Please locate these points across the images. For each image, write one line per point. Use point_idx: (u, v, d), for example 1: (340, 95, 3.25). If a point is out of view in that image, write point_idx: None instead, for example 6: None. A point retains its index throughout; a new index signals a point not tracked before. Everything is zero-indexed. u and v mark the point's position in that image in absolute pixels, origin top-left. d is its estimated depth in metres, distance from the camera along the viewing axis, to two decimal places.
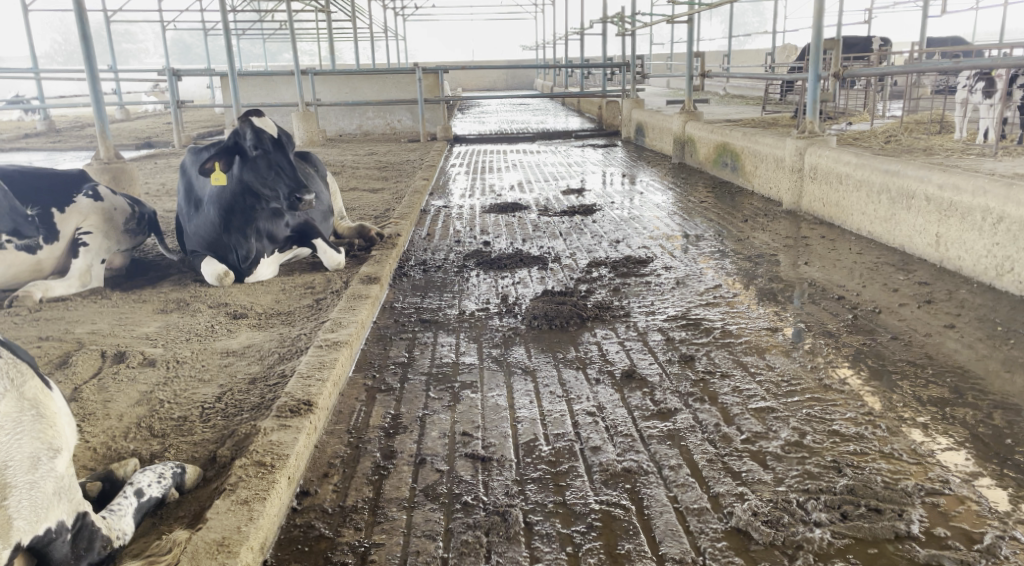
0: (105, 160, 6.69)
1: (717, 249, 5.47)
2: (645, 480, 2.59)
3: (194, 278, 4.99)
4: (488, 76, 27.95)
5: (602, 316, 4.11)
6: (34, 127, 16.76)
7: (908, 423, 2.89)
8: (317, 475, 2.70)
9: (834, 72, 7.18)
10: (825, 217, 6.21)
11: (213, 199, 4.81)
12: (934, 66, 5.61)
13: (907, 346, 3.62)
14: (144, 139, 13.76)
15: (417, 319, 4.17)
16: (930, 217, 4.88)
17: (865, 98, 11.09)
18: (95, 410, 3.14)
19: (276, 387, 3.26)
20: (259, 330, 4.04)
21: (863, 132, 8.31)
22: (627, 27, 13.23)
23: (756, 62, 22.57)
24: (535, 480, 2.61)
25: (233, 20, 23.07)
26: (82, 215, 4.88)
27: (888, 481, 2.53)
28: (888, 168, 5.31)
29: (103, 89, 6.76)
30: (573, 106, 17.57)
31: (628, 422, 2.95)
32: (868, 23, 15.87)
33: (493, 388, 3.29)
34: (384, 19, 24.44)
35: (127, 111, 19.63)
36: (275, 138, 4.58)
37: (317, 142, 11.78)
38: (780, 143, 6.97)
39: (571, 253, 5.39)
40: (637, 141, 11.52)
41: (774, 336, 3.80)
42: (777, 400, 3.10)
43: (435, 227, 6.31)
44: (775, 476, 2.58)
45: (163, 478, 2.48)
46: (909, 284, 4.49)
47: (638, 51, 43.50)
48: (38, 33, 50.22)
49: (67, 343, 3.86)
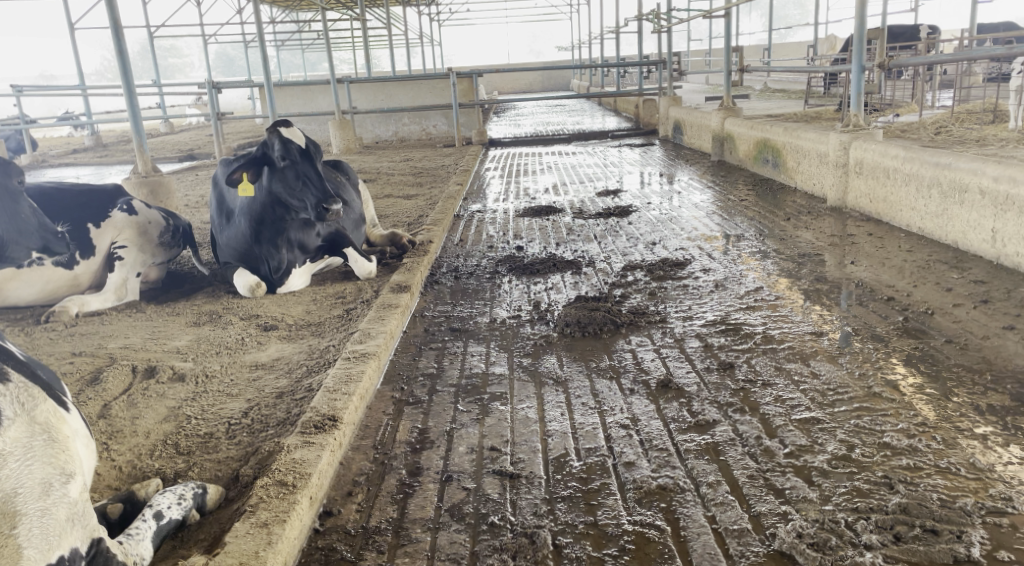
0: (143, 173, 6.74)
1: (758, 249, 5.29)
2: (682, 499, 2.46)
3: (228, 290, 4.97)
4: (525, 78, 28.00)
5: (637, 321, 3.98)
6: (82, 143, 17.15)
7: (966, 435, 2.71)
8: (341, 494, 2.61)
9: (878, 62, 6.88)
10: (871, 214, 5.98)
11: (243, 211, 4.78)
12: (984, 53, 5.35)
13: (963, 350, 3.42)
14: (186, 151, 13.93)
15: (447, 328, 4.08)
16: (985, 212, 4.64)
17: (913, 88, 10.73)
18: (123, 428, 3.10)
19: (302, 401, 3.19)
20: (289, 342, 3.99)
21: (911, 123, 8.00)
22: (663, 23, 13.00)
23: (798, 54, 22.12)
24: (565, 499, 2.50)
25: (272, 32, 23.39)
26: (117, 229, 4.90)
27: (945, 500, 2.36)
28: (939, 161, 5.08)
29: (140, 103, 6.79)
30: (610, 106, 17.38)
31: (663, 436, 2.82)
32: (915, 10, 15.36)
33: (523, 400, 3.18)
34: (419, 25, 24.54)
35: (172, 126, 20.03)
36: (303, 148, 4.52)
37: (354, 150, 11.80)
38: (822, 137, 6.74)
39: (606, 256, 5.26)
40: (675, 140, 11.33)
41: (819, 341, 3.62)
42: (823, 410, 2.93)
43: (468, 232, 6.23)
44: (821, 493, 2.43)
45: (183, 500, 2.43)
46: (963, 283, 4.27)
47: (677, 47, 43.07)
48: (85, 51, 51.55)
49: (99, 359, 3.85)
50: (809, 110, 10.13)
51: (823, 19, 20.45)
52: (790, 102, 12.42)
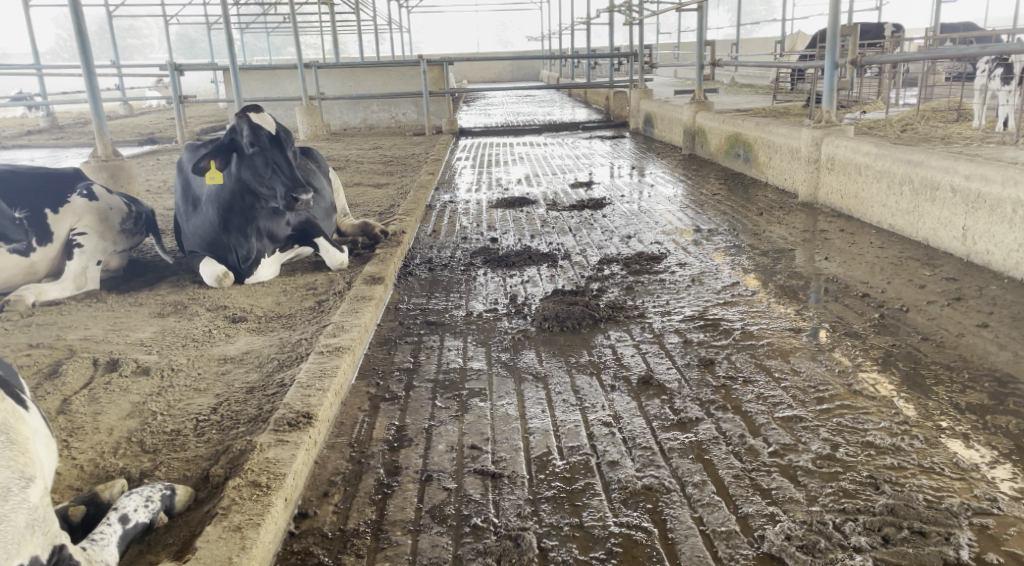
0: (103, 157, 6.52)
1: (732, 244, 5.28)
2: (668, 499, 2.42)
3: (193, 279, 4.82)
4: (494, 67, 27.97)
5: (615, 316, 3.94)
6: (37, 124, 16.63)
7: (948, 434, 2.70)
8: (317, 495, 2.53)
9: (850, 58, 6.89)
10: (842, 210, 6.01)
11: (212, 198, 4.64)
12: (954, 52, 5.39)
13: (939, 348, 3.43)
14: (146, 135, 13.57)
15: (422, 321, 4.00)
16: (956, 209, 4.68)
17: (878, 86, 10.84)
18: (84, 424, 2.97)
19: (274, 397, 3.09)
20: (258, 334, 3.87)
21: (878, 120, 8.07)
22: (634, 15, 12.95)
23: (765, 50, 22.30)
24: (549, 500, 2.44)
25: (237, 15, 22.91)
26: (76, 215, 4.72)
27: (931, 500, 2.35)
28: (911, 158, 5.11)
29: (100, 84, 6.55)
30: (579, 98, 17.33)
31: (646, 434, 2.78)
32: (878, 10, 15.53)
33: (503, 396, 3.11)
34: (386, 13, 24.23)
35: (132, 108, 19.51)
36: (273, 134, 4.35)
37: (321, 136, 11.59)
38: (794, 133, 6.76)
39: (581, 249, 5.20)
40: (645, 132, 11.31)
41: (797, 337, 3.61)
42: (805, 408, 2.91)
43: (441, 223, 6.13)
44: (808, 494, 2.41)
45: (150, 502, 2.32)
46: (935, 280, 4.29)
47: (645, 40, 43.11)
48: (41, 28, 50.10)
49: (57, 351, 3.70)
50: (778, 105, 10.17)
51: (789, 16, 20.60)
52: (758, 96, 12.48)
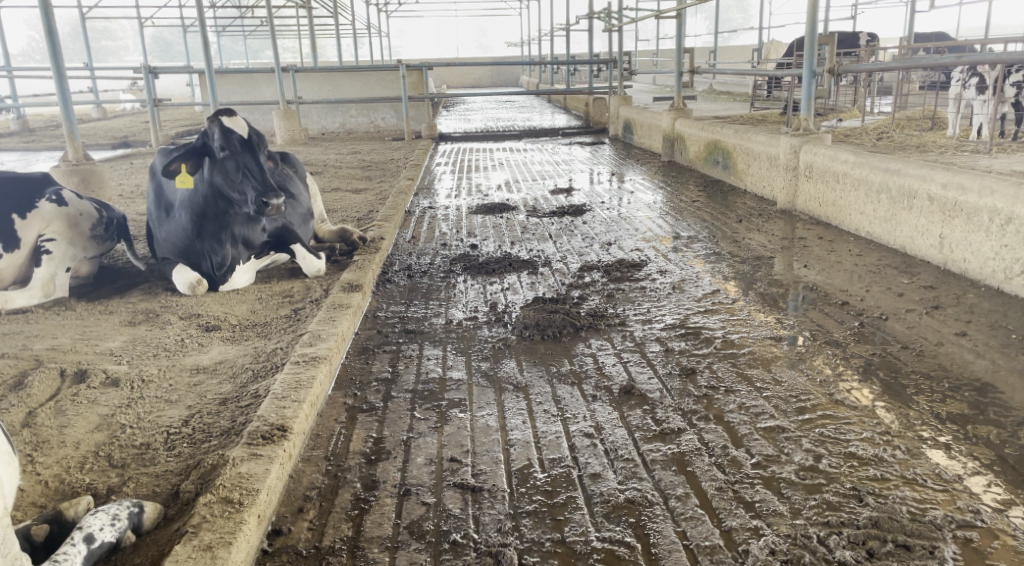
0: (74, 161, 6.39)
1: (711, 251, 5.27)
2: (650, 513, 2.38)
3: (166, 287, 4.72)
4: (474, 73, 27.97)
5: (596, 324, 3.90)
6: (7, 127, 16.33)
7: (929, 444, 2.69)
8: (291, 510, 2.46)
9: (828, 66, 6.89)
10: (821, 217, 6.03)
11: (184, 204, 4.55)
12: (929, 61, 5.41)
13: (919, 356, 3.42)
14: (119, 138, 13.36)
15: (401, 330, 3.94)
16: (933, 218, 4.70)
17: (855, 94, 10.91)
18: (49, 438, 2.88)
19: (248, 409, 3.02)
20: (232, 344, 3.79)
21: (854, 128, 8.11)
22: (613, 22, 12.93)
23: (742, 58, 22.43)
24: (530, 515, 2.39)
25: (213, 19, 22.68)
26: (44, 221, 4.61)
27: (914, 512, 2.33)
28: (888, 167, 5.13)
29: (70, 86, 6.42)
30: (559, 104, 17.31)
31: (628, 445, 2.74)
32: (854, 19, 15.65)
33: (483, 407, 3.06)
34: (365, 18, 24.09)
35: (105, 112, 19.18)
36: (245, 138, 4.26)
37: (298, 141, 11.47)
38: (773, 141, 6.77)
39: (561, 256, 5.17)
40: (625, 139, 11.31)
41: (778, 346, 3.59)
42: (788, 419, 2.88)
43: (420, 229, 6.08)
44: (792, 506, 2.38)
45: (117, 520, 2.23)
46: (913, 288, 4.30)
47: (624, 45, 43.30)
48: (12, 29, 49.38)
49: (24, 361, 3.59)
50: (756, 113, 10.22)
51: (766, 24, 20.69)
52: (735, 104, 12.55)
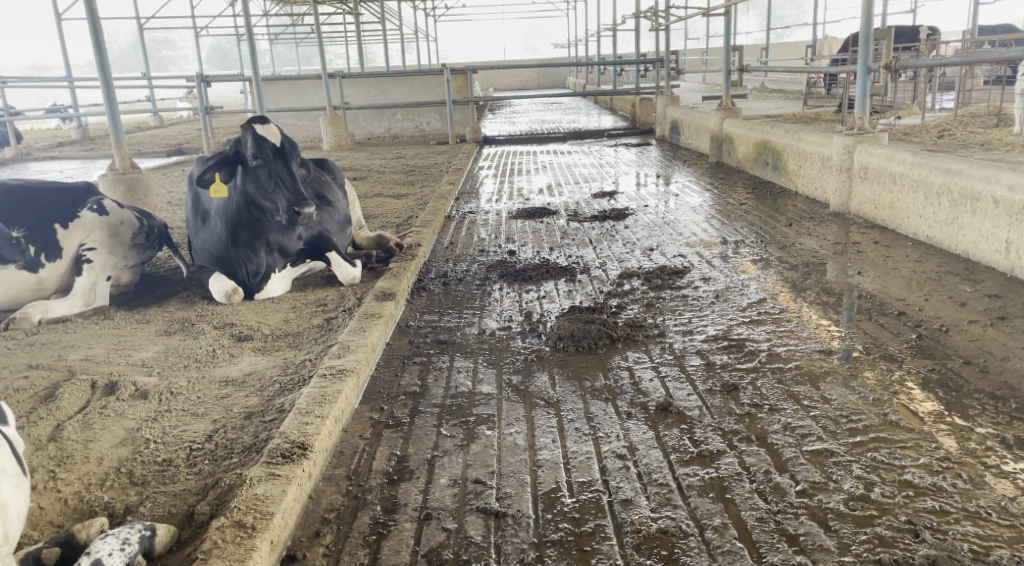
0: (121, 170, 6.46)
1: (759, 257, 5.06)
2: (684, 546, 2.22)
3: (203, 295, 4.71)
4: (522, 74, 27.95)
5: (634, 336, 3.74)
6: (68, 136, 16.82)
7: (994, 472, 2.47)
8: (307, 534, 2.37)
9: (885, 62, 6.50)
10: (877, 220, 5.75)
11: (219, 212, 4.51)
12: (993, 55, 5.09)
13: (983, 373, 3.18)
14: (173, 146, 13.60)
15: (433, 340, 3.83)
16: (999, 221, 4.41)
17: (915, 91, 10.46)
18: (74, 453, 2.85)
19: (272, 424, 2.95)
20: (263, 355, 3.73)
21: (913, 127, 7.75)
22: (660, 21, 12.51)
23: (796, 54, 21.91)
24: (555, 544, 2.26)
25: (265, 27, 23.05)
26: (86, 230, 4.65)
27: (977, 551, 2.14)
28: (950, 167, 4.85)
29: (117, 96, 6.48)
30: (607, 104, 17.07)
31: (663, 469, 2.58)
32: (914, 13, 15.07)
33: (512, 424, 2.93)
34: (412, 23, 24.19)
35: (161, 119, 19.61)
36: (278, 146, 4.20)
37: (344, 146, 11.52)
38: (825, 141, 6.50)
39: (601, 262, 5.02)
40: (672, 140, 11.08)
41: (828, 359, 3.39)
42: (837, 441, 2.69)
43: (459, 235, 5.99)
44: (840, 541, 2.20)
45: (128, 545, 2.16)
46: (977, 297, 4.04)
47: (674, 42, 42.81)
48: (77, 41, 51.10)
49: (57, 372, 3.59)
50: (808, 111, 9.92)
51: (819, 20, 20.07)
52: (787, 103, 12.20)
